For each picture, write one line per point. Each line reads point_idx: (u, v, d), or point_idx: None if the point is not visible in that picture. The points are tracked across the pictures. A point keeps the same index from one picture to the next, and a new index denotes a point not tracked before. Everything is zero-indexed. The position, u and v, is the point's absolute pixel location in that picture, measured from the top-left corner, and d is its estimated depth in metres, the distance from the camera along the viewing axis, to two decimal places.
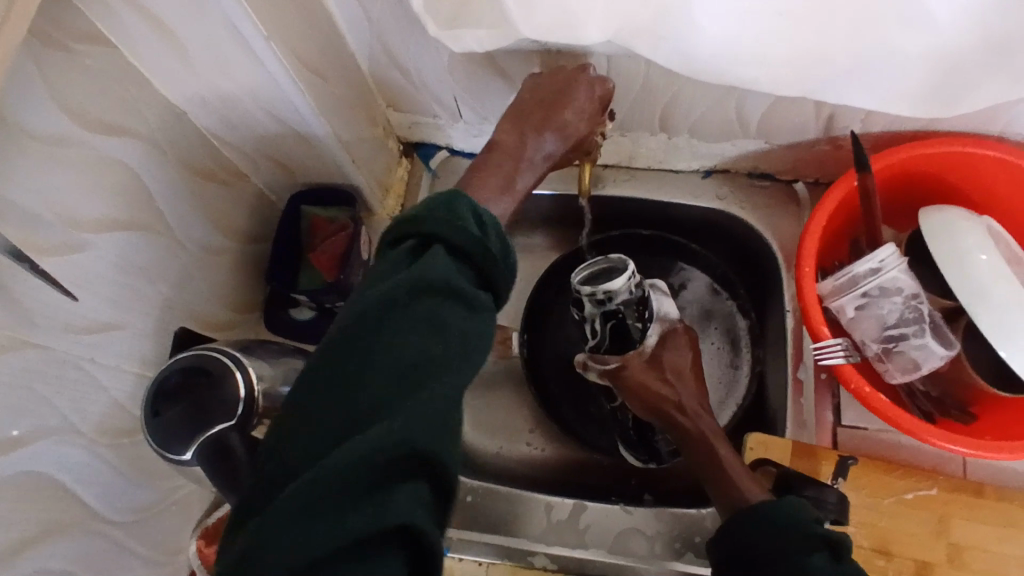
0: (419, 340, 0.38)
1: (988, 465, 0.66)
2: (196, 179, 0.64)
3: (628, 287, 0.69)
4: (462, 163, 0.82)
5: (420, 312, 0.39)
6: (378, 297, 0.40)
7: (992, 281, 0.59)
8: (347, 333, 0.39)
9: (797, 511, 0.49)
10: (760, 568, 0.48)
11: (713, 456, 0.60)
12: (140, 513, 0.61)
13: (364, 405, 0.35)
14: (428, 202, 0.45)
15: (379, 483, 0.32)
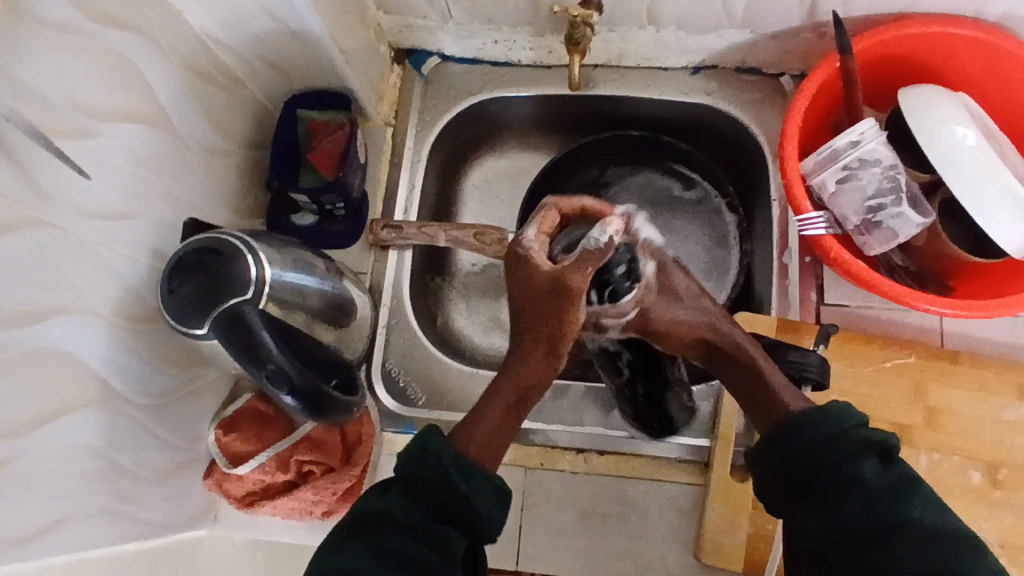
0: (411, 534, 0.46)
1: (964, 335, 0.70)
2: (195, 79, 0.65)
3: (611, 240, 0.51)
4: (454, 70, 0.83)
5: (412, 519, 0.46)
6: (378, 521, 0.47)
7: (968, 155, 0.61)
8: (371, 514, 0.48)
9: (843, 421, 0.49)
10: (812, 490, 0.49)
11: (760, 379, 0.55)
12: (160, 399, 0.64)
13: (379, 552, 0.46)
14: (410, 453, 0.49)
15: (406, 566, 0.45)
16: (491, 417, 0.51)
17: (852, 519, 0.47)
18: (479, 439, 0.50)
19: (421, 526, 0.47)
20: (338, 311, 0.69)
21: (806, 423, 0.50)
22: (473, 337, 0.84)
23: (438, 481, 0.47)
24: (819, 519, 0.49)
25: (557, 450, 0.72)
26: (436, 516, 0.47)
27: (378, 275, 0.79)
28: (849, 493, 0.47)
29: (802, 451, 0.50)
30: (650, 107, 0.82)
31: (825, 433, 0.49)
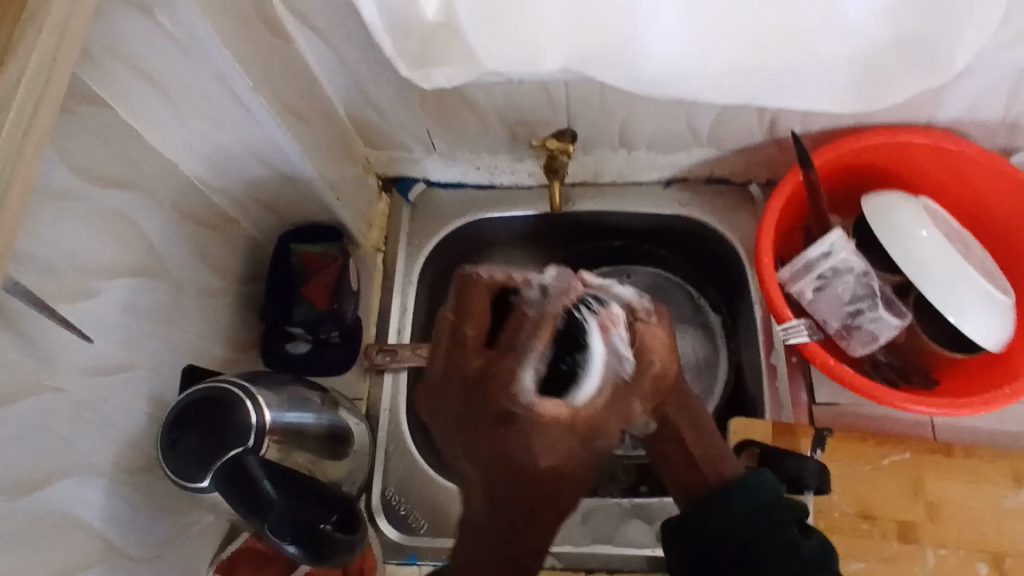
0: None
1: (953, 425, 0.71)
2: (192, 226, 0.68)
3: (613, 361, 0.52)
4: (440, 194, 0.87)
5: None
6: None
7: (932, 256, 0.65)
8: None
9: None
10: None
11: None
12: (156, 551, 0.63)
13: None
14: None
15: None
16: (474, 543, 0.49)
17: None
18: None
19: None
20: (335, 441, 0.70)
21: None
22: None
23: None
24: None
25: (563, 571, 0.71)
26: None
27: (375, 398, 0.79)
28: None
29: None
30: (629, 219, 0.85)
31: None
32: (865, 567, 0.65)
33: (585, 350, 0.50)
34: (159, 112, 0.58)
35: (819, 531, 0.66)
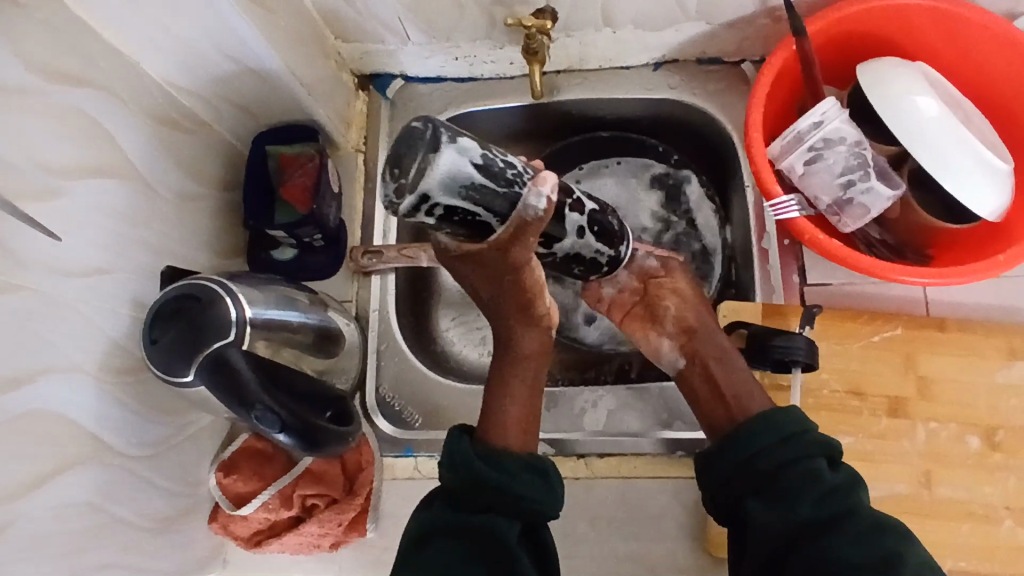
0: (500, 512, 0.51)
1: (949, 302, 0.70)
2: (160, 128, 0.66)
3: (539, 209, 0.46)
4: (420, 89, 0.83)
5: (487, 481, 0.52)
6: (460, 474, 0.53)
7: (929, 125, 0.62)
8: (450, 486, 0.54)
9: (791, 418, 0.55)
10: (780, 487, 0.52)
11: (710, 379, 0.62)
12: (154, 447, 0.64)
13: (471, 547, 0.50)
14: (450, 441, 0.55)
15: (456, 541, 0.51)
16: (519, 408, 0.59)
17: (791, 516, 0.51)
18: (509, 427, 0.58)
19: (466, 521, 0.51)
20: (325, 341, 0.71)
21: (759, 427, 0.55)
22: (468, 352, 0.84)
23: (478, 463, 0.53)
24: (764, 512, 0.53)
25: (556, 458, 0.71)
26: (476, 511, 0.52)
27: (363, 300, 0.79)
28: (811, 486, 0.52)
29: (757, 447, 0.55)
30: (617, 106, 0.82)
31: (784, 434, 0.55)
32: (853, 442, 0.65)
33: (435, 162, 0.40)
34: (116, 8, 0.55)
35: (807, 409, 0.66)
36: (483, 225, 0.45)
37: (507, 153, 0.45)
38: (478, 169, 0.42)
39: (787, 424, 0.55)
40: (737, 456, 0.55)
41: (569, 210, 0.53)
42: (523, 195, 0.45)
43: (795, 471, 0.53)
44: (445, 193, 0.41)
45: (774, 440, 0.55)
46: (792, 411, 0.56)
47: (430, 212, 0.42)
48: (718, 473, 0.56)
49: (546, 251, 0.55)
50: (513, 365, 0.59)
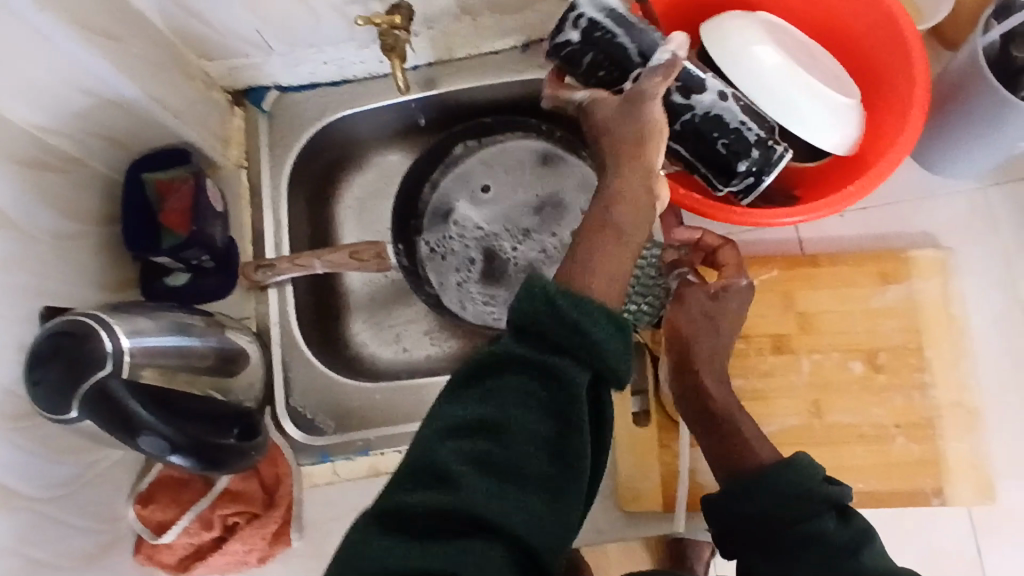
0: (537, 453, 0.42)
1: (820, 238, 0.73)
2: (31, 171, 0.64)
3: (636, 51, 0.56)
4: (296, 98, 0.84)
5: (514, 436, 0.42)
6: (489, 425, 0.42)
7: (770, 75, 0.63)
8: (455, 464, 0.42)
9: (797, 472, 0.50)
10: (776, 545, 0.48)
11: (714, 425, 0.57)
12: (61, 490, 0.63)
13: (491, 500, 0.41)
14: (452, 406, 0.44)
15: (521, 488, 0.42)
16: None
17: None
18: None
19: (483, 501, 0.41)
20: (229, 363, 0.71)
21: (759, 483, 0.50)
22: (381, 353, 0.85)
23: (509, 410, 0.42)
24: (769, 570, 0.48)
25: None
26: (527, 452, 0.42)
27: (263, 314, 0.79)
28: (814, 546, 0.47)
29: (765, 502, 0.49)
30: (492, 91, 0.83)
31: (789, 492, 0.49)
32: (745, 383, 0.68)
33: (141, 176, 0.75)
34: None
35: None
36: (619, 47, 0.56)
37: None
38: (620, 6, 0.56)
39: (792, 480, 0.49)
40: (744, 510, 0.50)
41: (676, 90, 0.59)
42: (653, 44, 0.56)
43: (798, 531, 0.47)
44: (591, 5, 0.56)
45: (786, 497, 0.49)
46: (804, 458, 0.50)
47: (576, 24, 0.56)
48: (721, 524, 0.51)
49: (678, 97, 0.59)
50: None
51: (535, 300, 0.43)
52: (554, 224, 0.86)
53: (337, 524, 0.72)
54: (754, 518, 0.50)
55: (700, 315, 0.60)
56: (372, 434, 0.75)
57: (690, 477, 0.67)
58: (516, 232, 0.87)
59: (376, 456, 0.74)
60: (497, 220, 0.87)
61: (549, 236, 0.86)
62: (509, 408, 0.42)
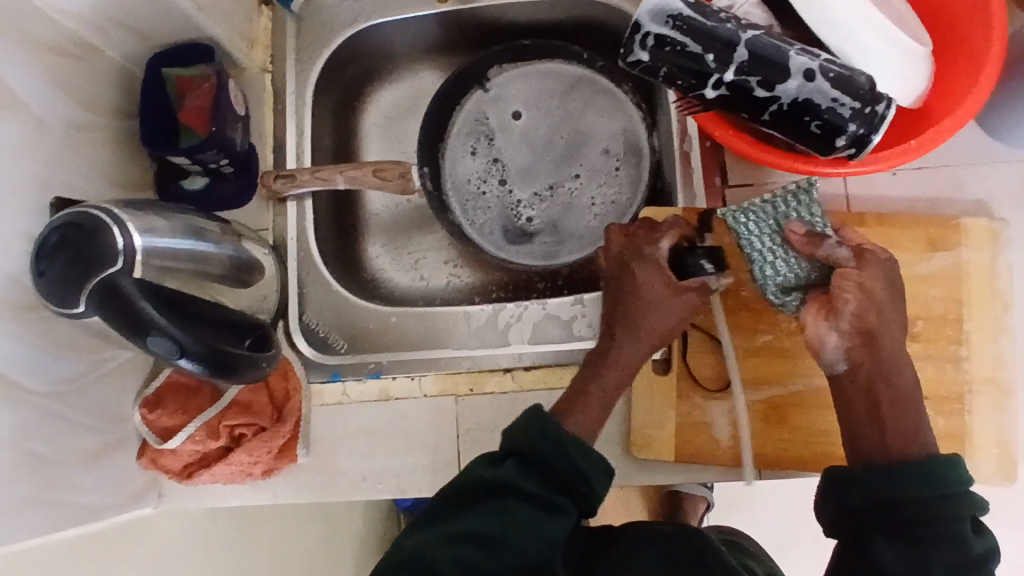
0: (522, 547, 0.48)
1: (868, 196, 0.69)
2: (45, 55, 0.60)
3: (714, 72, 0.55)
4: (328, 3, 0.79)
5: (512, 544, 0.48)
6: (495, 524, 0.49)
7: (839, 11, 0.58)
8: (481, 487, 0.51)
9: (948, 471, 0.48)
10: (910, 533, 0.47)
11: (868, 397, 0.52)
12: (68, 388, 0.62)
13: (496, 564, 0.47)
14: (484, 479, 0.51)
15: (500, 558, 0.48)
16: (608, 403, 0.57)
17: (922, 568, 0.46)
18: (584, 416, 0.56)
19: (480, 546, 0.48)
20: (242, 271, 0.70)
21: (910, 471, 0.49)
22: (398, 279, 0.83)
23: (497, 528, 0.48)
24: (898, 557, 0.46)
25: (484, 373, 0.71)
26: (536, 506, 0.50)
27: (279, 228, 0.77)
28: (951, 547, 0.46)
29: (905, 490, 0.48)
30: (535, 9, 0.79)
31: (936, 489, 0.48)
32: (773, 339, 0.66)
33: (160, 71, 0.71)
34: None
35: (726, 310, 0.67)
36: (691, 58, 0.55)
37: (685, 10, 0.55)
38: (686, 6, 0.55)
39: (944, 478, 0.48)
40: (880, 490, 0.49)
41: (799, 53, 0.54)
42: (741, 40, 0.54)
43: (936, 525, 0.47)
44: (658, 23, 0.55)
45: (928, 492, 0.48)
46: (955, 461, 0.49)
47: (644, 44, 0.56)
48: (846, 498, 0.50)
49: (761, 91, 0.54)
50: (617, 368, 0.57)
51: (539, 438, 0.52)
52: (574, 168, 0.83)
53: (344, 443, 0.71)
54: (888, 502, 0.48)
55: (885, 297, 0.52)
56: (384, 358, 0.73)
57: (705, 428, 0.66)
58: (540, 175, 0.83)
59: (387, 381, 0.72)
60: (517, 159, 0.84)
61: (569, 178, 0.83)
62: (509, 531, 0.48)
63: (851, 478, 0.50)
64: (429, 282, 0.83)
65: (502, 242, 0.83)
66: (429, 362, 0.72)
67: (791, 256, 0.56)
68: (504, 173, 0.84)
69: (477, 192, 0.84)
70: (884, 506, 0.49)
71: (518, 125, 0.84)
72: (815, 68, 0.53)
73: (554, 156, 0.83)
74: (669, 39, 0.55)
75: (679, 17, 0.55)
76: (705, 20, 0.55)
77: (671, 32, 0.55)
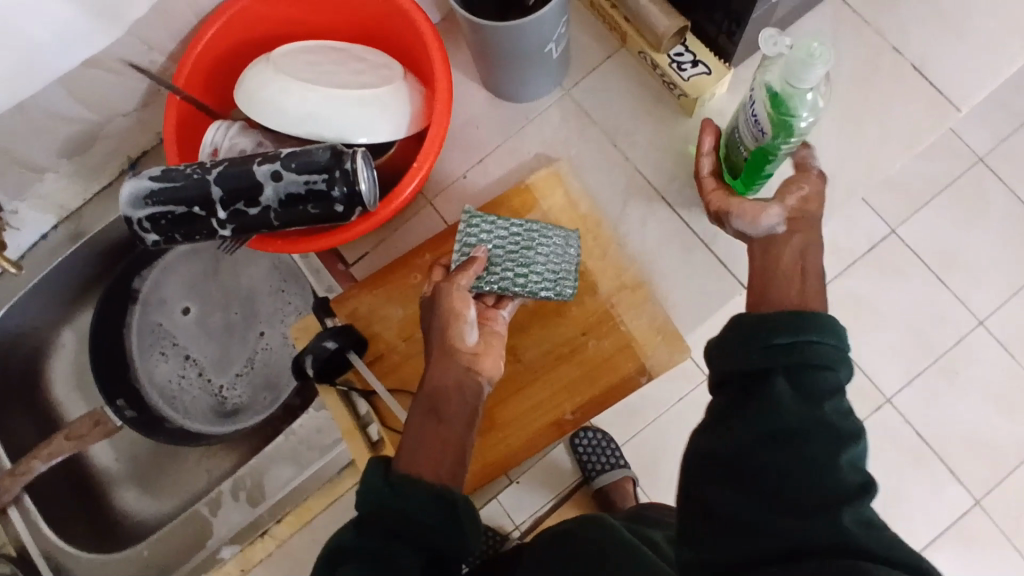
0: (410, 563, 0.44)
1: (458, 204, 0.76)
2: None
3: (213, 216, 0.60)
4: None
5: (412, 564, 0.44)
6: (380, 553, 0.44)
7: (290, 106, 0.63)
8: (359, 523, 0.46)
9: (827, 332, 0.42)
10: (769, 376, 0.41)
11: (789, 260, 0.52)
12: None
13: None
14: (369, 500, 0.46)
15: None
16: (448, 430, 0.53)
17: (790, 421, 0.38)
18: (422, 453, 0.51)
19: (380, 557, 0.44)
20: None
21: (789, 321, 0.42)
22: (160, 505, 0.84)
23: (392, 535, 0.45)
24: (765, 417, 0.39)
25: (244, 546, 0.79)
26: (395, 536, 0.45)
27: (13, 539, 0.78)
28: (813, 403, 0.39)
29: (780, 341, 0.42)
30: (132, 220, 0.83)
31: (814, 336, 0.42)
32: None
33: None
34: None
35: (399, 365, 0.71)
36: (186, 217, 0.60)
37: (157, 184, 0.60)
38: (153, 180, 0.60)
39: (824, 332, 0.42)
40: (762, 348, 0.42)
41: (261, 164, 0.59)
42: (209, 181, 0.59)
43: (807, 378, 0.40)
44: (139, 208, 0.60)
45: (808, 343, 0.42)
46: (834, 321, 0.43)
47: (146, 227, 0.61)
48: (720, 367, 0.43)
49: (251, 209, 0.60)
50: (442, 402, 0.54)
51: (369, 497, 0.46)
52: (251, 316, 0.86)
53: None
54: (755, 371, 0.42)
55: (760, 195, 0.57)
56: None
57: None
58: (230, 346, 0.86)
59: None
60: (201, 347, 0.86)
61: (257, 338, 0.86)
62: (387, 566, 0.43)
63: (737, 337, 0.44)
64: (193, 489, 0.84)
65: (225, 430, 0.84)
66: (196, 567, 0.80)
67: (535, 249, 0.63)
68: (200, 364, 0.86)
69: (184, 395, 0.85)
70: (757, 353, 0.42)
71: (189, 317, 0.87)
72: (279, 169, 0.59)
73: (230, 318, 0.86)
74: (163, 214, 0.60)
75: (155, 194, 0.59)
76: (175, 184, 0.59)
77: (159, 209, 0.60)
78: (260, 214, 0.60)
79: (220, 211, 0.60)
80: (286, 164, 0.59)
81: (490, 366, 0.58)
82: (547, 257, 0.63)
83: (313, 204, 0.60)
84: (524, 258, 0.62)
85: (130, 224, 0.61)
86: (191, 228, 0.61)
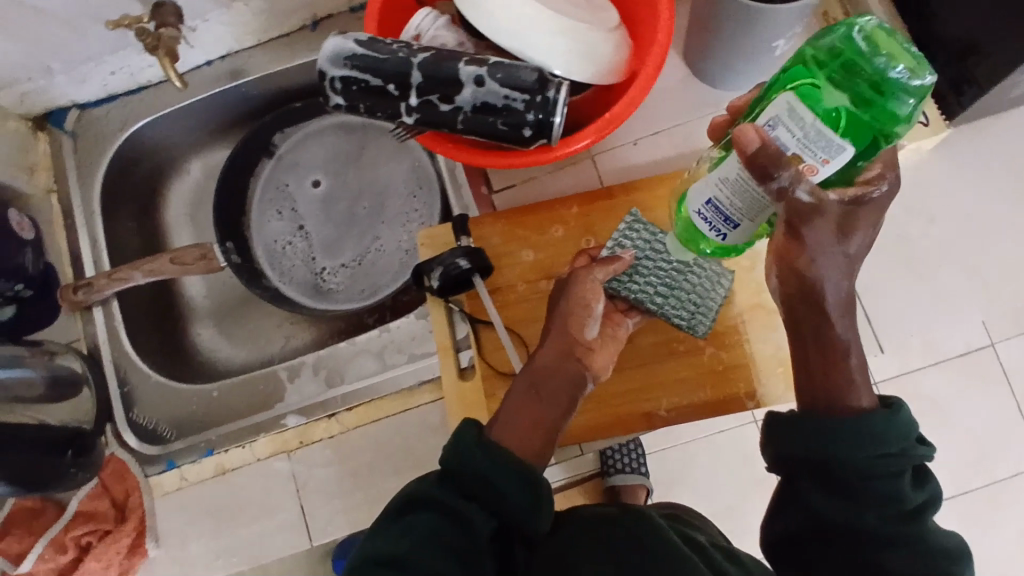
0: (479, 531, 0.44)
1: (616, 168, 0.74)
2: None
3: (403, 99, 0.59)
4: (96, 114, 0.82)
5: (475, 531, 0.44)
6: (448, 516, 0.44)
7: (509, 18, 0.60)
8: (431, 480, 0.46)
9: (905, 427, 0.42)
10: (841, 477, 0.42)
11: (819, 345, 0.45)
12: None
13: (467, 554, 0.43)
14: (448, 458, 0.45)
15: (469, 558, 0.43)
16: (546, 408, 0.50)
17: (859, 516, 0.42)
18: (510, 421, 0.49)
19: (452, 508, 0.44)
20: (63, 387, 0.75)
21: (869, 422, 0.42)
22: (234, 354, 0.85)
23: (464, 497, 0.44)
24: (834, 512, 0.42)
25: (308, 423, 0.76)
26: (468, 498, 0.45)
27: (90, 335, 0.80)
28: (890, 505, 0.41)
29: (852, 451, 0.42)
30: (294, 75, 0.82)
31: (892, 445, 0.42)
32: None
33: None
34: None
35: (515, 302, 0.70)
36: (377, 91, 0.59)
37: (360, 49, 0.58)
38: (358, 44, 0.59)
39: (899, 428, 0.42)
40: (813, 447, 0.43)
41: (466, 63, 0.58)
42: (412, 64, 0.58)
43: (882, 485, 0.41)
44: (336, 67, 0.59)
45: (888, 448, 0.42)
46: (905, 414, 0.42)
47: (334, 88, 0.60)
48: (785, 452, 0.44)
49: (442, 105, 0.58)
50: (549, 376, 0.51)
51: (456, 449, 0.46)
52: (374, 207, 0.86)
53: (190, 527, 0.75)
54: (811, 463, 0.43)
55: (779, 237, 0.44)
56: (213, 434, 0.76)
57: None
58: (345, 228, 0.86)
59: (221, 456, 0.76)
60: (318, 220, 0.87)
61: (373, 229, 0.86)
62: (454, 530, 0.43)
63: (797, 430, 0.44)
64: (270, 351, 0.85)
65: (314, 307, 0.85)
66: (256, 425, 0.76)
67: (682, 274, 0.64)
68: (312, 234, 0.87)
69: (288, 257, 0.86)
70: (826, 458, 0.43)
71: (315, 186, 0.87)
72: (483, 75, 0.57)
73: (354, 203, 0.86)
74: (356, 81, 0.59)
75: (355, 58, 0.58)
76: (378, 56, 0.58)
77: (354, 75, 0.59)
78: (449, 113, 0.59)
79: (412, 97, 0.58)
80: (494, 74, 0.57)
81: (600, 362, 0.54)
82: (695, 287, 0.65)
83: (504, 122, 0.58)
84: (672, 281, 0.64)
85: (319, 80, 0.61)
86: (377, 104, 0.60)
